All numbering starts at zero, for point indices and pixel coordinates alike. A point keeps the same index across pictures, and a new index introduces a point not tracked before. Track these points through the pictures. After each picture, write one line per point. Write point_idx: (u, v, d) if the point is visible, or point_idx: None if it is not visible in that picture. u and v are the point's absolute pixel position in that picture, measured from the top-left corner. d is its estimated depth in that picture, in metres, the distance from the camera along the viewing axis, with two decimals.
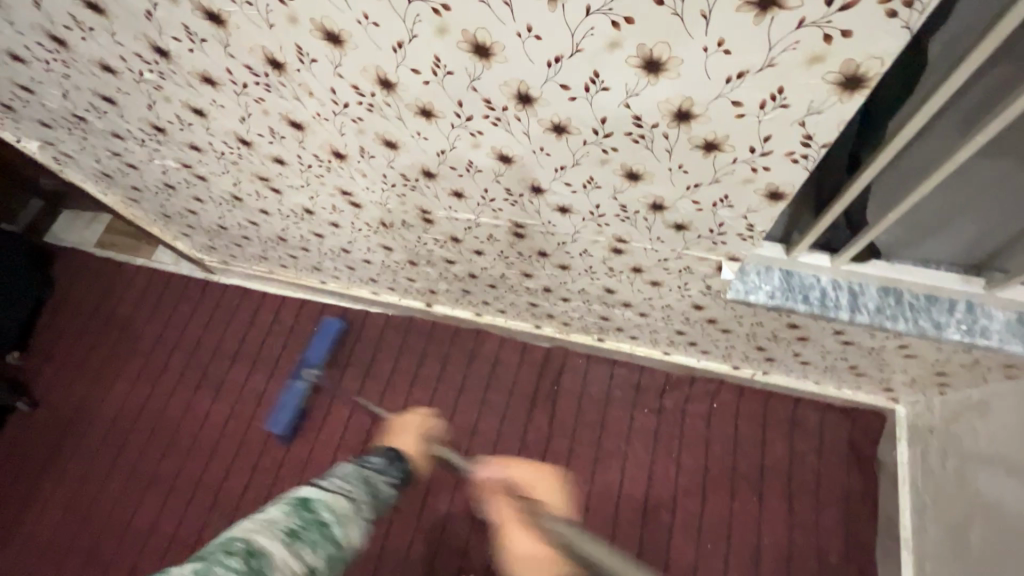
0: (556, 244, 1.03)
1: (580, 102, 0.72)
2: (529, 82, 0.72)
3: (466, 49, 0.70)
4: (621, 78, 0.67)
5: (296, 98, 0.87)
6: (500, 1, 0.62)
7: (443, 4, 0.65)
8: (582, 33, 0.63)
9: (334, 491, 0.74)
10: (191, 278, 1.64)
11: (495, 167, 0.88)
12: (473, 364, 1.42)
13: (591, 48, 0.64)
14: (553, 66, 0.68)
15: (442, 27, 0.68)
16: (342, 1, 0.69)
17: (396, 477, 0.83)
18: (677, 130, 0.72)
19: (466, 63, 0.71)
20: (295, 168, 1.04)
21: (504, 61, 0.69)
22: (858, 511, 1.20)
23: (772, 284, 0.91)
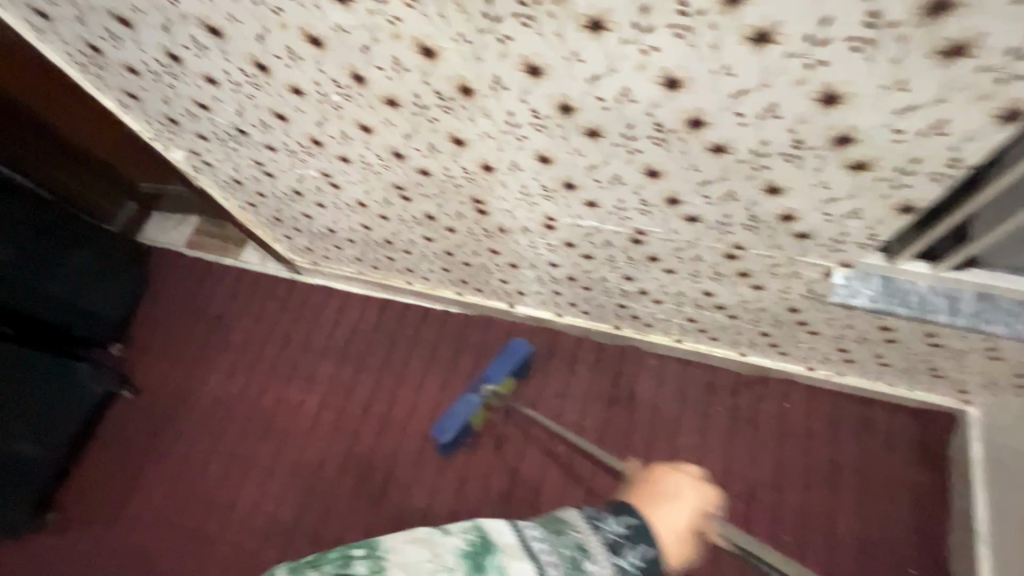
0: (671, 250, 0.94)
1: (750, 129, 0.63)
2: (709, 109, 0.62)
3: (657, 82, 0.60)
4: (795, 107, 0.59)
5: (470, 120, 0.75)
6: (706, 43, 0.55)
7: (654, 45, 0.56)
8: (772, 72, 0.56)
9: (558, 555, 0.65)
10: (279, 278, 1.75)
11: (640, 182, 0.78)
12: (552, 363, 1.51)
13: (775, 83, 0.57)
14: (735, 99, 0.60)
15: (643, 60, 0.58)
16: (550, 32, 0.58)
17: (633, 559, 0.66)
18: (831, 155, 0.64)
19: (652, 92, 0.62)
20: (439, 178, 0.93)
21: (690, 92, 0.60)
22: (929, 505, 1.26)
23: (873, 288, 0.90)
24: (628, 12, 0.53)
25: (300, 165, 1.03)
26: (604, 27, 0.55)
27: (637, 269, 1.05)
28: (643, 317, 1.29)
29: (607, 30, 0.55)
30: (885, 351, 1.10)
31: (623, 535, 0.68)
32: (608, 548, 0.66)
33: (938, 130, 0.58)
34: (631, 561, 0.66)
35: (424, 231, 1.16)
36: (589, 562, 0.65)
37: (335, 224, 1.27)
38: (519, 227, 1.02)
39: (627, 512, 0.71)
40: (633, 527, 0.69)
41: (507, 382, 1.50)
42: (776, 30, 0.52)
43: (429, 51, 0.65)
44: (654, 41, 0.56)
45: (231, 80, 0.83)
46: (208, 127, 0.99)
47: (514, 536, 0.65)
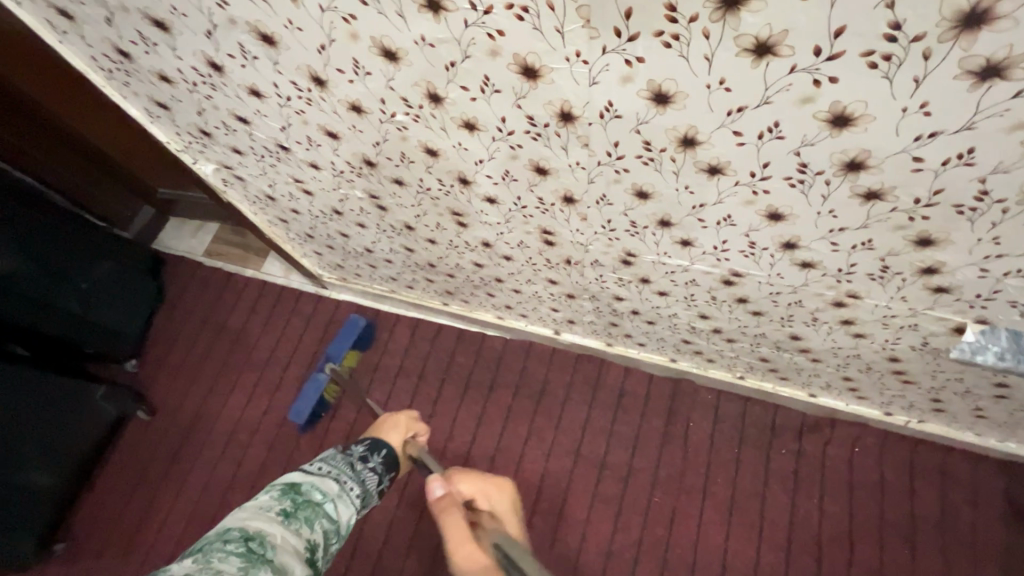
0: (767, 294, 0.85)
1: (925, 175, 0.57)
2: (875, 150, 0.56)
3: (822, 118, 0.54)
4: (998, 156, 0.53)
5: (562, 149, 0.68)
6: (908, 77, 0.48)
7: (832, 75, 0.50)
8: (989, 113, 0.49)
9: (337, 473, 0.90)
10: (303, 292, 1.64)
11: (755, 223, 0.70)
12: (599, 395, 1.40)
13: (986, 128, 0.50)
14: (920, 142, 0.54)
15: (809, 93, 0.52)
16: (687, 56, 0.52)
17: (377, 461, 0.98)
18: (1023, 209, 0.57)
19: (808, 129, 0.55)
20: (507, 208, 0.83)
21: (864, 132, 0.54)
22: (1021, 570, 1.14)
23: (1003, 345, 0.77)
24: (814, 46, 0.48)
25: (346, 185, 0.93)
26: (772, 52, 0.50)
27: (717, 309, 0.95)
28: (707, 353, 1.18)
29: (777, 56, 0.50)
30: (985, 404, 1.00)
31: (365, 450, 0.99)
32: (353, 460, 0.95)
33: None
34: (375, 462, 0.97)
35: (475, 257, 1.06)
36: (357, 467, 0.94)
37: (374, 244, 1.16)
38: (590, 260, 0.91)
39: (379, 446, 1.02)
40: (385, 455, 1.00)
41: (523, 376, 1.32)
42: (982, 65, 0.46)
43: (537, 72, 0.58)
44: (833, 72, 0.50)
45: (279, 94, 0.74)
46: (245, 141, 0.89)
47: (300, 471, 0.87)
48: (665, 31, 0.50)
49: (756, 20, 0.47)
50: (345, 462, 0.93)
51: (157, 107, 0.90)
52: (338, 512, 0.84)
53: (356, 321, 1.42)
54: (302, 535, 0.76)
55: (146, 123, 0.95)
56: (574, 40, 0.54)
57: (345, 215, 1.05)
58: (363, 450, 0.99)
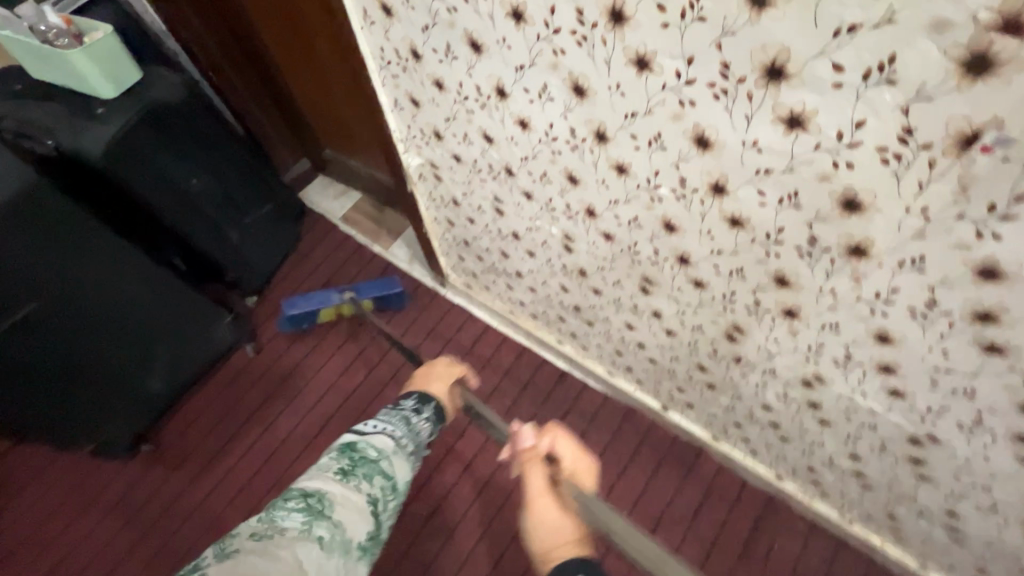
0: (955, 465, 0.78)
1: None
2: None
3: None
4: None
5: (823, 274, 0.63)
6: None
7: None
8: None
9: (390, 428, 0.86)
10: (423, 284, 1.69)
11: (1000, 406, 0.63)
12: (688, 484, 1.35)
13: None
14: None
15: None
16: None
17: (429, 411, 0.94)
18: None
19: None
20: (710, 296, 0.82)
21: None
22: None
23: None
24: None
25: (546, 219, 0.95)
26: None
27: (877, 457, 0.89)
28: (826, 487, 1.13)
29: None
30: None
31: (415, 403, 0.95)
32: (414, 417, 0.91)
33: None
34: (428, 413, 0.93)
35: (632, 319, 1.06)
36: (411, 421, 0.89)
37: (530, 272, 1.19)
38: (764, 367, 0.89)
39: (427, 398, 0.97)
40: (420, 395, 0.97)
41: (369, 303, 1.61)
42: None
43: (859, 206, 0.53)
44: None
45: (548, 133, 0.75)
46: (472, 153, 0.93)
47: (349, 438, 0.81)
48: None
49: None
50: (399, 416, 0.89)
51: (405, 103, 0.94)
52: (395, 468, 0.79)
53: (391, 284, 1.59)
54: (362, 490, 0.73)
55: (385, 112, 1.00)
56: (932, 197, 0.47)
57: (522, 240, 1.08)
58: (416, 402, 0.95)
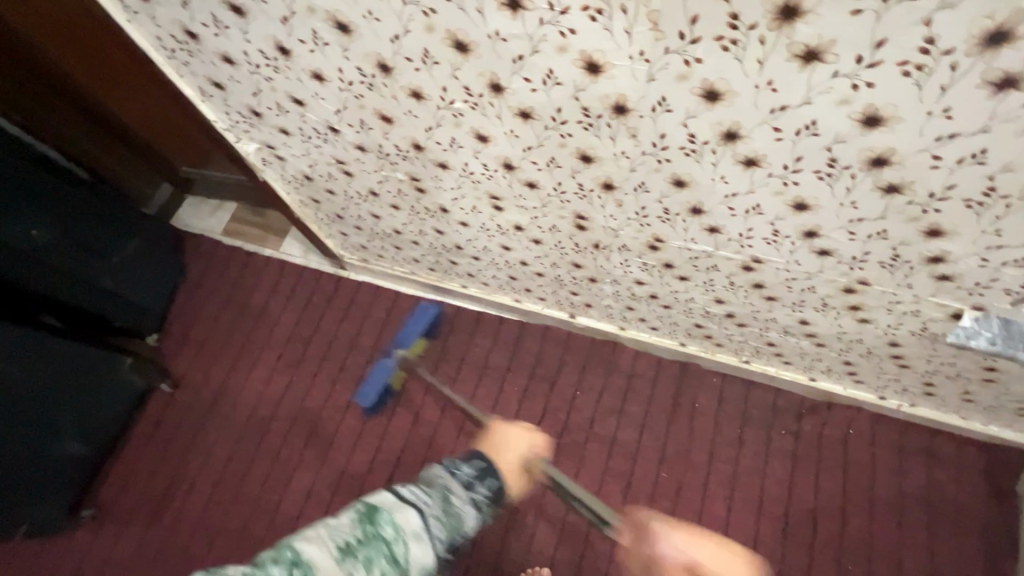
0: (784, 279, 0.90)
1: (940, 172, 0.58)
2: (898, 149, 0.58)
3: (855, 119, 0.56)
4: (1009, 155, 0.54)
5: (610, 139, 0.70)
6: (936, 83, 0.50)
7: (870, 80, 0.52)
8: (1004, 117, 0.51)
9: (428, 499, 0.77)
10: (324, 273, 1.69)
11: (781, 214, 0.73)
12: (613, 376, 1.46)
13: (998, 131, 0.52)
14: (939, 142, 0.55)
15: (848, 94, 0.54)
16: (740, 60, 0.54)
17: (482, 493, 0.83)
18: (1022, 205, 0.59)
19: (842, 127, 0.57)
20: (546, 193, 0.88)
21: (889, 131, 0.56)
22: (998, 543, 1.23)
23: (994, 331, 0.85)
24: (857, 51, 0.50)
25: (388, 168, 0.97)
26: (819, 59, 0.52)
27: (733, 294, 1.01)
28: (716, 338, 1.26)
29: (821, 61, 0.52)
30: (974, 388, 1.07)
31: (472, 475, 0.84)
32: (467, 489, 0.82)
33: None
34: (480, 493, 0.83)
35: (504, 240, 1.11)
36: (452, 499, 0.79)
37: (404, 226, 1.22)
38: (618, 244, 0.97)
39: (477, 456, 0.88)
40: (484, 471, 0.85)
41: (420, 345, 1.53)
42: (1000, 77, 0.48)
43: (599, 67, 0.60)
44: (875, 76, 0.51)
45: (342, 79, 0.77)
46: (294, 122, 0.93)
47: (390, 496, 0.75)
48: (724, 36, 0.52)
49: (809, 29, 0.49)
50: (442, 491, 0.79)
51: (209, 87, 0.93)
52: (411, 552, 0.71)
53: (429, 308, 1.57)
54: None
55: (197, 102, 0.98)
56: (640, 40, 0.55)
57: (381, 196, 1.10)
58: (472, 472, 0.84)
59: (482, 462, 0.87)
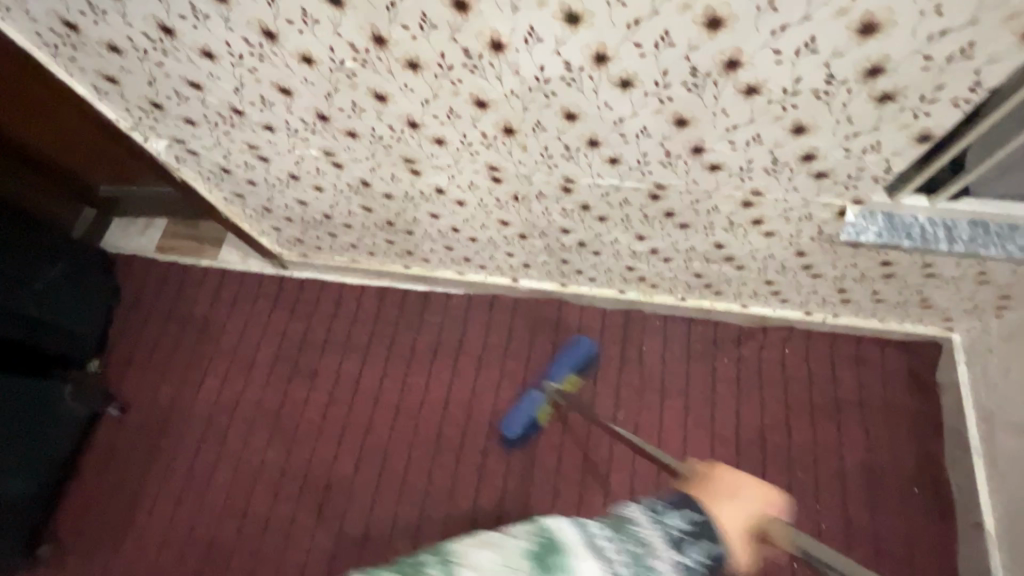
0: (689, 202, 0.96)
1: (783, 66, 0.65)
2: (744, 48, 0.64)
3: (699, 23, 0.62)
4: (832, 39, 0.61)
5: (496, 79, 0.74)
6: None
7: None
8: (817, 3, 0.58)
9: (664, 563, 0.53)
10: (266, 275, 1.67)
11: (667, 133, 0.79)
12: (563, 333, 1.51)
13: (818, 16, 0.59)
14: (774, 35, 0.62)
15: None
16: None
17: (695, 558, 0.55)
18: (860, 88, 0.66)
19: (690, 34, 0.63)
20: (455, 148, 0.91)
21: (731, 32, 0.62)
22: (926, 429, 1.33)
23: (878, 226, 0.95)
24: None
25: (301, 146, 0.99)
26: None
27: (651, 227, 1.07)
28: (650, 279, 1.32)
29: None
30: (879, 286, 1.16)
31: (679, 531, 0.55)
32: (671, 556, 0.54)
33: (961, 55, 0.61)
34: (692, 559, 0.55)
35: (431, 208, 1.14)
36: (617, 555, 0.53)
37: (333, 209, 1.23)
38: (535, 192, 1.01)
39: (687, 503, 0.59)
40: (694, 523, 0.57)
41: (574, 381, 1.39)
42: None
43: (466, 4, 0.65)
44: None
45: (232, 53, 0.79)
46: (197, 110, 0.94)
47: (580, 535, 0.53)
48: None
49: None
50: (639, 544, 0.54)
51: (105, 82, 0.94)
52: None
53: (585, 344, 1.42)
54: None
55: (94, 101, 0.99)
56: None
57: (303, 179, 1.11)
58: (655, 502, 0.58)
59: (691, 504, 0.58)
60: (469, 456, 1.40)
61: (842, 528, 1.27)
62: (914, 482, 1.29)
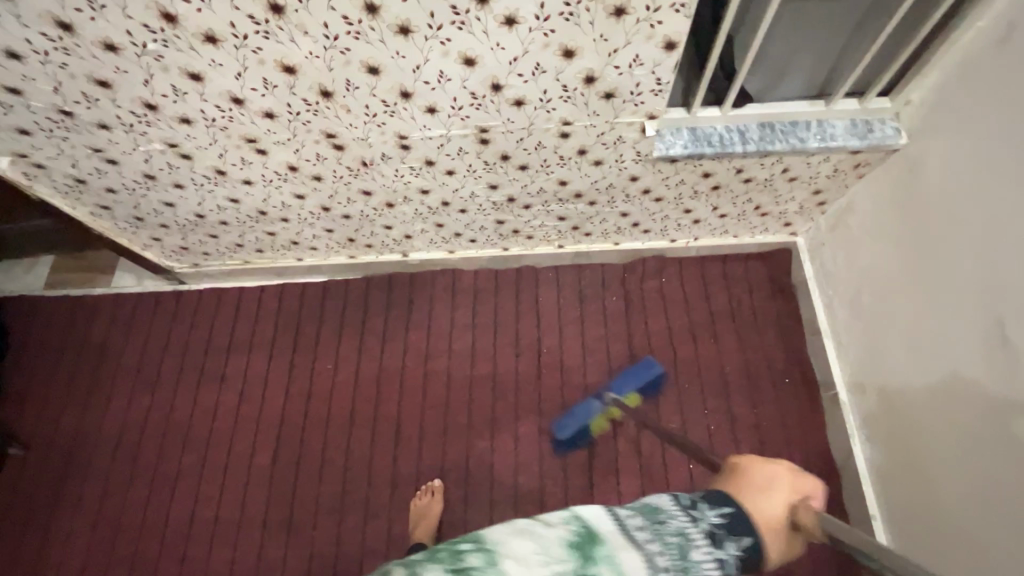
0: (516, 142, 1.05)
1: None
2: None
3: None
4: None
5: (290, 42, 0.82)
6: None
7: None
8: None
9: (611, 532, 0.61)
10: (163, 292, 1.66)
11: (462, 74, 0.88)
12: (460, 298, 1.58)
13: None
14: None
15: None
16: None
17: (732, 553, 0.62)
18: (595, 4, 0.77)
19: None
20: (285, 119, 0.98)
21: None
22: (789, 325, 1.48)
23: (683, 139, 1.07)
24: None
25: (142, 141, 1.03)
26: None
27: (496, 174, 1.16)
28: (523, 229, 1.41)
29: None
30: (715, 200, 1.29)
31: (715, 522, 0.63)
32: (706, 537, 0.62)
33: None
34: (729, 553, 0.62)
35: (292, 188, 1.19)
36: (693, 546, 0.61)
37: (201, 206, 1.26)
38: (378, 155, 1.09)
39: (722, 500, 0.66)
40: (724, 514, 0.64)
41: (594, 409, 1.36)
42: None
43: None
44: None
45: (36, 51, 0.84)
46: (26, 118, 0.98)
47: (614, 524, 0.62)
48: None
49: None
50: (680, 534, 0.62)
51: None
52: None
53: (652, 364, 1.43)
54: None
55: None
56: None
57: (158, 177, 1.14)
58: (691, 497, 0.66)
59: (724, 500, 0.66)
60: (383, 427, 1.45)
61: (728, 425, 1.39)
62: (785, 373, 1.43)
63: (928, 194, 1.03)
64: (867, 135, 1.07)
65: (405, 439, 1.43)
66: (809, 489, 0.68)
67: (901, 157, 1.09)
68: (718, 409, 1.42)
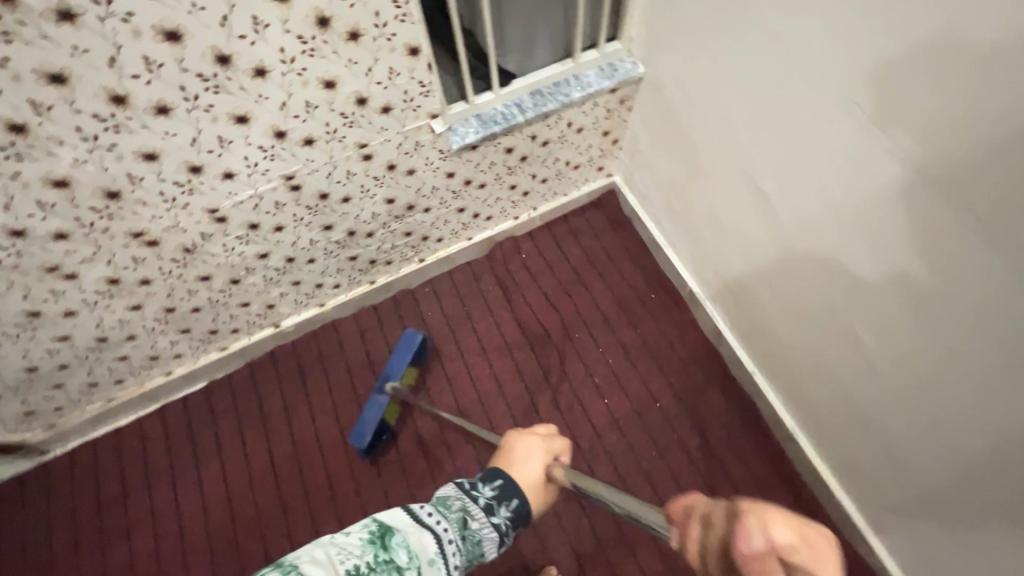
0: (326, 178, 1.11)
1: (259, 44, 0.84)
2: (218, 44, 0.81)
3: (160, 40, 0.78)
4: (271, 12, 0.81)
5: (50, 155, 0.83)
6: None
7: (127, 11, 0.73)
8: None
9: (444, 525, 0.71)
10: (26, 471, 1.46)
11: (240, 132, 0.94)
12: (348, 345, 1.58)
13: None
14: (227, 25, 0.80)
15: (134, 27, 0.75)
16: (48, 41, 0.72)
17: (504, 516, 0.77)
18: (327, 36, 0.88)
19: (166, 51, 0.79)
20: (82, 234, 0.96)
21: (193, 37, 0.79)
22: (637, 250, 1.67)
23: (473, 126, 1.20)
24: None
25: None
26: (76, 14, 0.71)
27: (324, 214, 1.20)
28: (378, 257, 1.45)
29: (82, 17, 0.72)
30: (529, 168, 1.44)
31: (490, 497, 0.77)
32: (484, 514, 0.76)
33: None
34: (500, 518, 0.76)
35: (123, 302, 1.15)
36: (470, 522, 0.74)
37: (29, 357, 1.17)
38: (198, 237, 1.08)
39: (494, 476, 0.80)
40: (496, 486, 0.79)
41: (410, 373, 1.45)
42: None
43: None
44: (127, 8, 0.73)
45: None
46: None
47: (407, 516, 0.69)
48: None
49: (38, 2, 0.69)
50: (460, 513, 0.73)
51: None
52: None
53: (413, 335, 1.45)
54: None
55: None
56: None
57: None
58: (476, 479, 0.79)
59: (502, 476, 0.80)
60: (318, 498, 1.41)
61: (624, 353, 1.53)
62: (650, 291, 1.61)
63: (677, 100, 1.25)
64: (614, 75, 1.28)
65: (344, 498, 1.40)
66: (559, 451, 0.87)
67: (647, 83, 1.31)
68: (611, 344, 1.55)
